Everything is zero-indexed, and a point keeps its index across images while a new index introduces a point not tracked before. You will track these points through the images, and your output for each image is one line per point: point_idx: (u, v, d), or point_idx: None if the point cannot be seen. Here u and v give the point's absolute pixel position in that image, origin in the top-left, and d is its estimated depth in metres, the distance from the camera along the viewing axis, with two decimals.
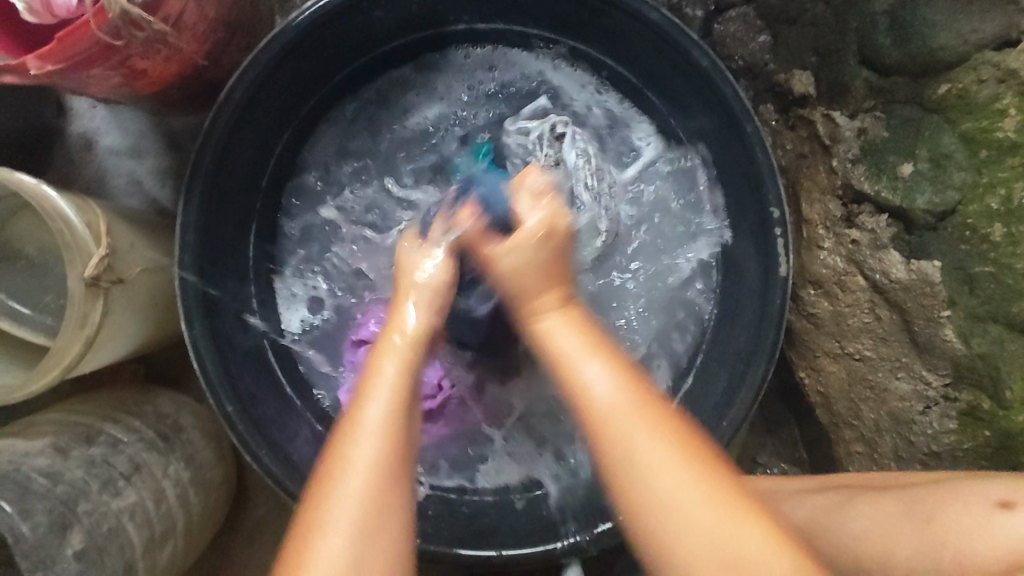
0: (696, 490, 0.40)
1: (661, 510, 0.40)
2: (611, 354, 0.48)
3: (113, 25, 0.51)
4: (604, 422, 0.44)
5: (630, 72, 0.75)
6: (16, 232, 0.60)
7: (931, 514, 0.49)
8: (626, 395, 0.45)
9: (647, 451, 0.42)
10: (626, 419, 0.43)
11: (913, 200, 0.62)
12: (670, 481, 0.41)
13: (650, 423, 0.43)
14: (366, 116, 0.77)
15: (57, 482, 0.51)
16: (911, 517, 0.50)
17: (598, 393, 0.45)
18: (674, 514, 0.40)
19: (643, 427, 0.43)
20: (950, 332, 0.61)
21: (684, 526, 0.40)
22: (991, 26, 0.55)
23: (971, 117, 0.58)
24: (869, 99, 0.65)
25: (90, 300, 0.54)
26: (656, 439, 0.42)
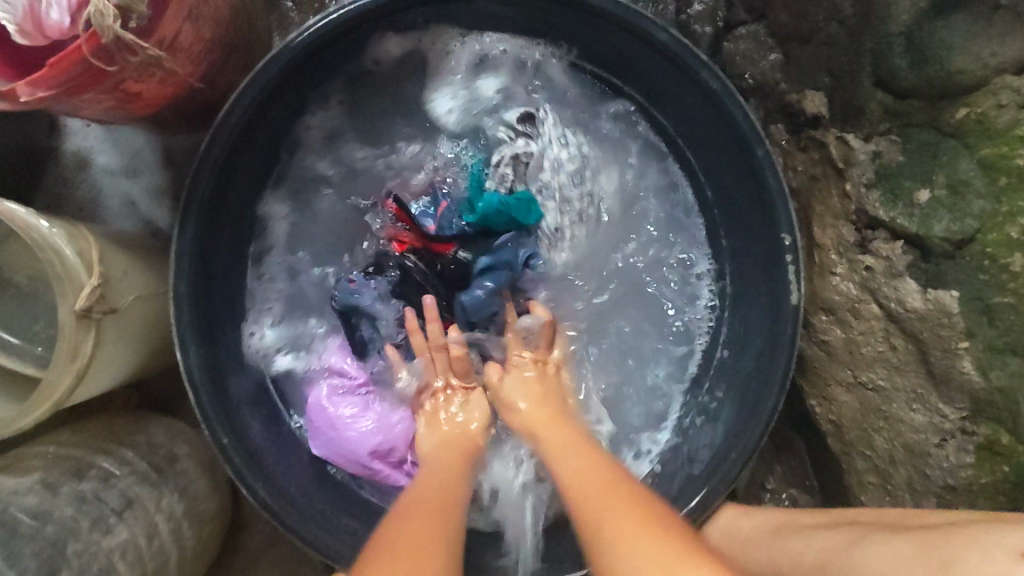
0: (634, 508, 0.44)
1: (631, 517, 0.44)
2: (565, 443, 0.56)
3: (105, 49, 0.49)
4: (578, 472, 0.51)
5: (638, 91, 0.72)
6: (5, 259, 0.58)
7: (951, 559, 0.44)
8: (598, 463, 0.52)
9: (624, 492, 0.48)
10: (610, 471, 0.51)
11: (929, 227, 0.60)
12: (626, 498, 0.46)
13: (618, 479, 0.49)
14: (354, 125, 0.73)
15: (45, 522, 0.50)
16: (927, 562, 0.45)
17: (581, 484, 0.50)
18: (635, 531, 0.42)
19: (598, 480, 0.49)
20: (968, 364, 0.59)
21: (637, 527, 0.42)
22: (1011, 49, 0.54)
23: (991, 143, 0.57)
24: (884, 123, 0.63)
25: (82, 332, 0.53)
26: (613, 484, 0.48)
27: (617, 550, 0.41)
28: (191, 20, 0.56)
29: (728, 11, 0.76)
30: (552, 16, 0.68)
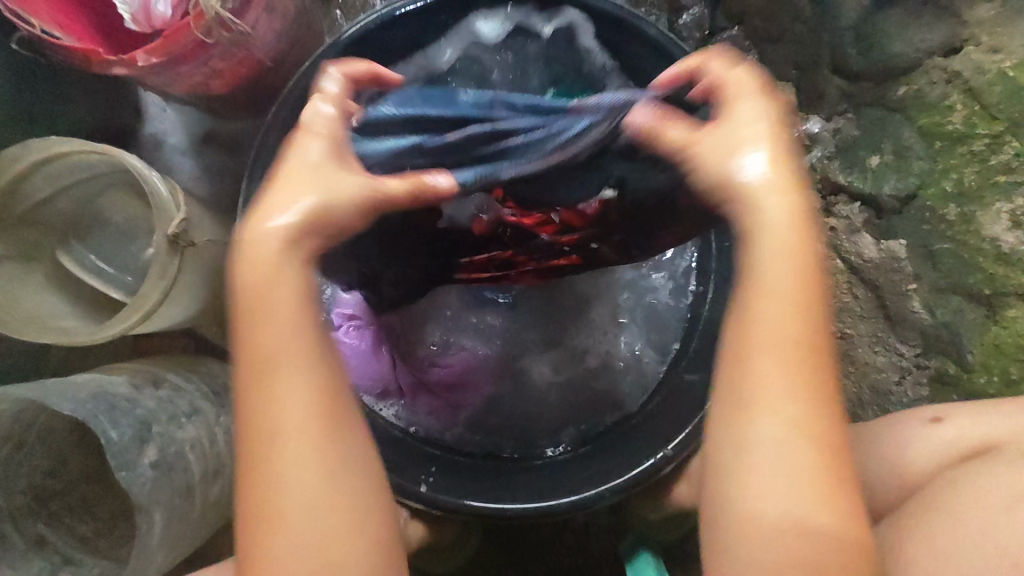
0: (806, 432, 0.44)
1: (759, 438, 0.44)
2: (767, 278, 0.45)
3: (207, 24, 0.62)
4: (754, 347, 0.45)
5: None
6: (106, 204, 0.71)
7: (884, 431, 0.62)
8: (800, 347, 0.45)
9: (764, 366, 0.44)
10: (800, 356, 0.44)
11: (881, 187, 0.70)
12: (787, 406, 0.44)
13: (780, 353, 0.44)
14: None
15: (136, 408, 0.60)
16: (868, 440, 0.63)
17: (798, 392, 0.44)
18: (778, 454, 0.44)
19: (806, 377, 0.44)
20: (917, 303, 0.69)
21: (791, 465, 0.43)
22: (937, 35, 0.65)
23: (925, 114, 0.66)
24: (843, 103, 0.74)
25: (170, 257, 0.64)
26: (801, 388, 0.44)
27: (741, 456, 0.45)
28: (265, 13, 0.69)
29: (711, 20, 0.90)
30: None
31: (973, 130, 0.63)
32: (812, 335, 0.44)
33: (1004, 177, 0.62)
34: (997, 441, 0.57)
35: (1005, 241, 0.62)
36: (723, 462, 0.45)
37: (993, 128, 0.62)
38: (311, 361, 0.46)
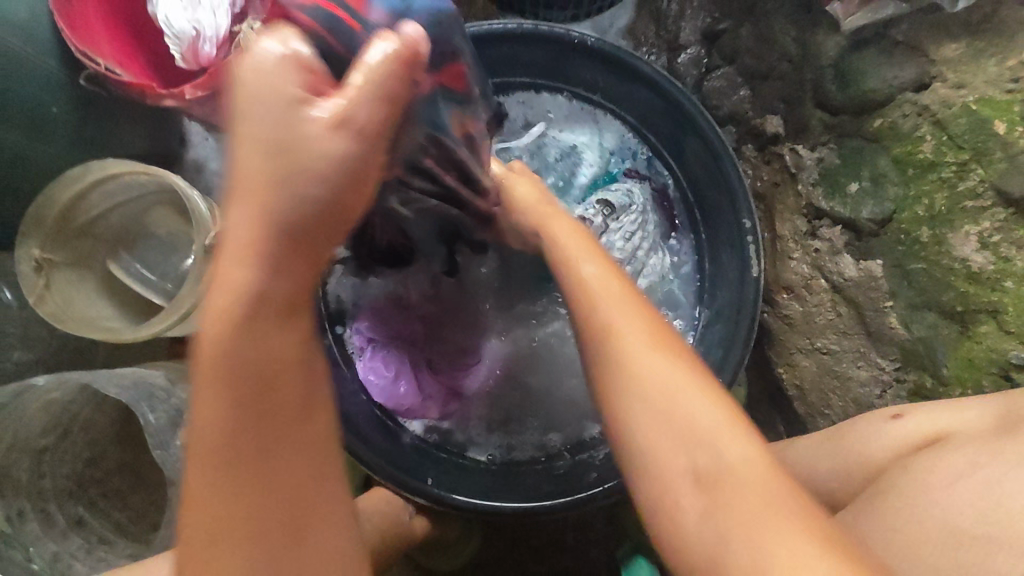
0: (691, 375, 0.51)
1: (669, 410, 0.49)
2: (667, 392, 0.49)
3: None
4: (654, 400, 0.49)
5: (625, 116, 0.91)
6: (152, 221, 0.81)
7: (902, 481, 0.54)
8: (631, 332, 0.53)
9: (657, 360, 0.51)
10: (609, 316, 0.55)
11: (859, 211, 0.75)
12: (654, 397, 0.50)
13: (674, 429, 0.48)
14: None
15: (171, 397, 0.67)
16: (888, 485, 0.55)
17: (693, 428, 0.48)
18: (695, 418, 0.48)
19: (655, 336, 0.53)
20: (894, 319, 0.73)
21: (685, 411, 0.48)
22: (908, 73, 0.70)
23: (900, 144, 0.72)
24: (825, 135, 0.80)
25: (206, 263, 0.72)
26: (715, 407, 0.49)
27: (682, 434, 0.48)
28: None
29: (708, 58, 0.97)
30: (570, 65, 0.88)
31: (941, 158, 0.68)
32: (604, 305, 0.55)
33: (970, 203, 0.66)
34: (953, 430, 0.56)
35: (974, 261, 0.66)
36: (664, 460, 0.48)
37: (960, 156, 0.67)
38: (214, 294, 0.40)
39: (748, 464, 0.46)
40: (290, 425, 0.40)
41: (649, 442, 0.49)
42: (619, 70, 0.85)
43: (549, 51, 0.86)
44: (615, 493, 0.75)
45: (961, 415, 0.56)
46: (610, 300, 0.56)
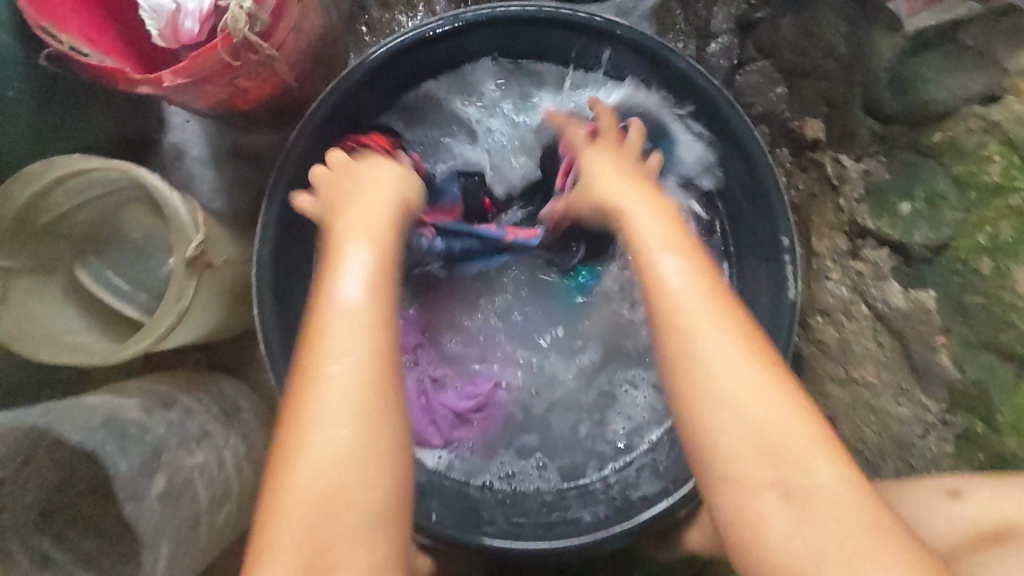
0: (768, 384, 0.48)
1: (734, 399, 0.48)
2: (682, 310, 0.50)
3: (234, 48, 0.62)
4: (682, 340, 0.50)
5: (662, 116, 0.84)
6: (125, 222, 0.72)
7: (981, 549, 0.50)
8: (712, 305, 0.51)
9: (727, 338, 0.49)
10: (681, 312, 0.50)
11: (911, 235, 0.68)
12: (734, 380, 0.48)
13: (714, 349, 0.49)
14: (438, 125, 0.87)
15: (146, 435, 0.61)
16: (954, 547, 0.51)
17: (720, 385, 0.48)
18: (762, 406, 0.48)
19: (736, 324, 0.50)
20: (946, 358, 0.66)
21: (756, 401, 0.48)
22: (977, 83, 0.62)
23: (962, 162, 0.64)
24: (874, 145, 0.72)
25: (187, 278, 0.64)
26: (738, 341, 0.49)
27: (740, 417, 0.48)
28: (294, 33, 0.70)
29: (741, 50, 0.88)
30: (595, 49, 0.80)
31: (1010, 182, 0.60)
32: (702, 293, 0.51)
33: None
34: None
35: None
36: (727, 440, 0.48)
37: None
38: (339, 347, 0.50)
39: (806, 450, 0.47)
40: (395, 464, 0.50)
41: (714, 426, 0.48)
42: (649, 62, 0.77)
43: (576, 33, 0.77)
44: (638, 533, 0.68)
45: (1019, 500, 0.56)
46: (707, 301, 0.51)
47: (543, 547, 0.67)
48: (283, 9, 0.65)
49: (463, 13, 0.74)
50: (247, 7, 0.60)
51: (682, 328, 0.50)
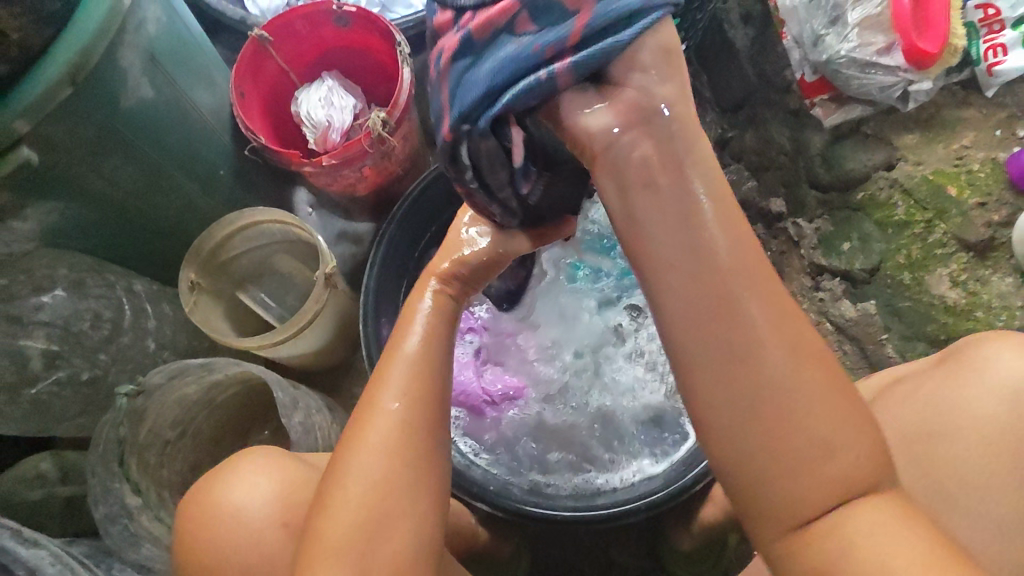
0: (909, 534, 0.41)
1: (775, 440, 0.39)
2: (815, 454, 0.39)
3: (372, 139, 0.93)
4: (816, 453, 0.39)
5: None
6: (275, 261, 0.99)
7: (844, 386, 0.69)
8: (734, 263, 0.40)
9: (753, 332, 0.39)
10: (682, 272, 0.40)
11: (852, 263, 0.91)
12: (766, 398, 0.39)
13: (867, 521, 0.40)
14: None
15: (290, 387, 0.81)
16: None
17: (858, 512, 0.40)
18: (788, 400, 0.40)
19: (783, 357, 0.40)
20: (892, 350, 0.87)
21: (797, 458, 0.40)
22: (878, 157, 0.91)
23: (879, 210, 0.90)
24: (819, 209, 0.96)
25: (321, 290, 0.89)
26: (883, 505, 0.41)
27: (786, 485, 0.40)
28: (406, 141, 1.02)
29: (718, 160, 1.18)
30: None
31: (913, 218, 0.87)
32: (738, 278, 0.40)
33: (940, 250, 0.85)
34: (904, 373, 0.65)
35: (950, 296, 0.84)
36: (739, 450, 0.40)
37: (926, 217, 0.86)
38: (401, 385, 0.54)
39: None
40: (403, 494, 0.51)
41: (735, 434, 0.40)
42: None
43: None
44: (652, 509, 0.82)
45: (1017, 357, 0.58)
46: (695, 288, 0.40)
47: (579, 513, 0.80)
48: (403, 117, 0.97)
49: None
50: (382, 117, 0.93)
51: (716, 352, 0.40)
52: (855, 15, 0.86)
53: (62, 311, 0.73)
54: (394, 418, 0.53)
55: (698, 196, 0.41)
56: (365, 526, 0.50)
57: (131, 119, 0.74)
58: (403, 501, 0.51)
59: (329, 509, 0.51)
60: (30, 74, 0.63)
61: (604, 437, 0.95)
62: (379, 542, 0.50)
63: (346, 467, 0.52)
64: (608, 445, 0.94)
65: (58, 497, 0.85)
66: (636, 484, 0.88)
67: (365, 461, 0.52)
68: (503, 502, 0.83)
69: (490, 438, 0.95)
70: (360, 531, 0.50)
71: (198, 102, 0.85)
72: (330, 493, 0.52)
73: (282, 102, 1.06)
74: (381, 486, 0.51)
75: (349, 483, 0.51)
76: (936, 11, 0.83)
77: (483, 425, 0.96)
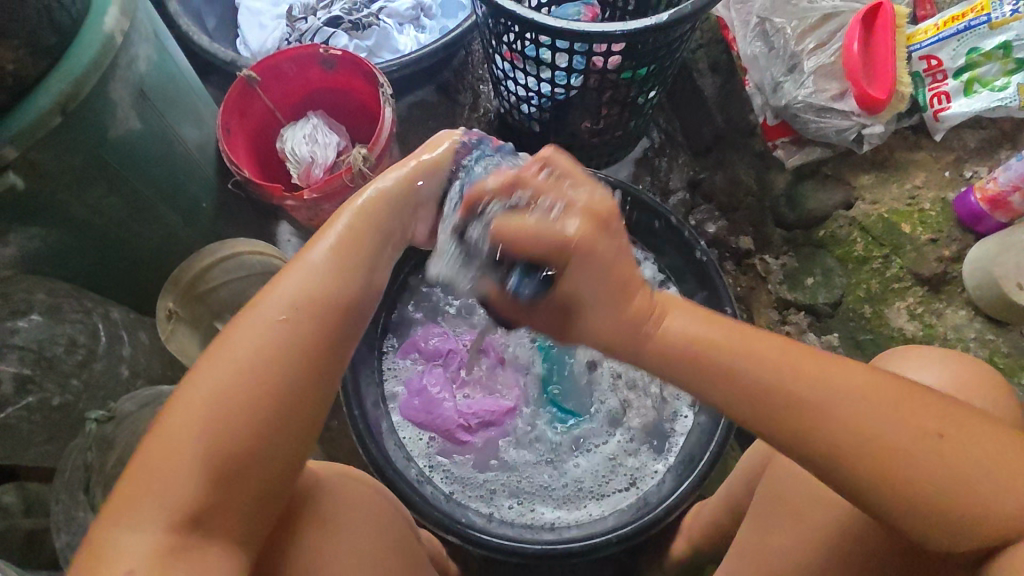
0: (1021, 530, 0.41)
1: (922, 478, 0.41)
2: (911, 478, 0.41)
3: (354, 174, 0.96)
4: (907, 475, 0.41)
5: (641, 246, 1.12)
6: (254, 291, 1.00)
7: None
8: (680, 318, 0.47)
9: (790, 370, 0.44)
10: (705, 364, 0.45)
11: (816, 297, 0.95)
12: (871, 437, 0.42)
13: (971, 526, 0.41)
14: None
15: None
16: None
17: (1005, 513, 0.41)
18: (835, 440, 0.42)
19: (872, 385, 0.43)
20: None
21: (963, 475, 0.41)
22: (837, 197, 0.96)
23: (840, 245, 0.94)
24: (785, 246, 1.01)
25: None
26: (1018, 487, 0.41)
27: (975, 511, 0.41)
28: None
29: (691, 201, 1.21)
30: None
31: (870, 255, 0.91)
32: (736, 354, 0.44)
33: (897, 285, 0.88)
34: None
35: (907, 329, 0.87)
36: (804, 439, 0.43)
37: (882, 252, 0.90)
38: (281, 301, 0.49)
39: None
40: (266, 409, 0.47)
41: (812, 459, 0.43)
42: (636, 208, 1.07)
43: None
44: (626, 541, 0.82)
45: (922, 369, 0.61)
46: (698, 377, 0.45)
47: (550, 547, 0.80)
48: (384, 154, 1.01)
49: None
50: (363, 153, 0.96)
51: (800, 403, 0.43)
52: (811, 63, 0.93)
53: (36, 334, 0.74)
54: (268, 320, 0.48)
55: (707, 333, 0.46)
56: (213, 432, 0.45)
57: (117, 149, 0.77)
58: (261, 408, 0.46)
59: (169, 413, 0.46)
60: (23, 103, 0.66)
61: (581, 468, 0.95)
62: (222, 453, 0.45)
63: (200, 371, 0.47)
64: (584, 476, 0.94)
65: (20, 529, 0.83)
66: (611, 518, 0.87)
67: (219, 365, 0.47)
68: (476, 534, 0.83)
69: (464, 468, 0.94)
70: (199, 437, 0.45)
71: (185, 137, 0.88)
72: (176, 395, 0.47)
73: (267, 138, 1.10)
74: (236, 390, 0.46)
75: (200, 384, 0.46)
76: (884, 64, 0.90)
77: (458, 450, 0.95)
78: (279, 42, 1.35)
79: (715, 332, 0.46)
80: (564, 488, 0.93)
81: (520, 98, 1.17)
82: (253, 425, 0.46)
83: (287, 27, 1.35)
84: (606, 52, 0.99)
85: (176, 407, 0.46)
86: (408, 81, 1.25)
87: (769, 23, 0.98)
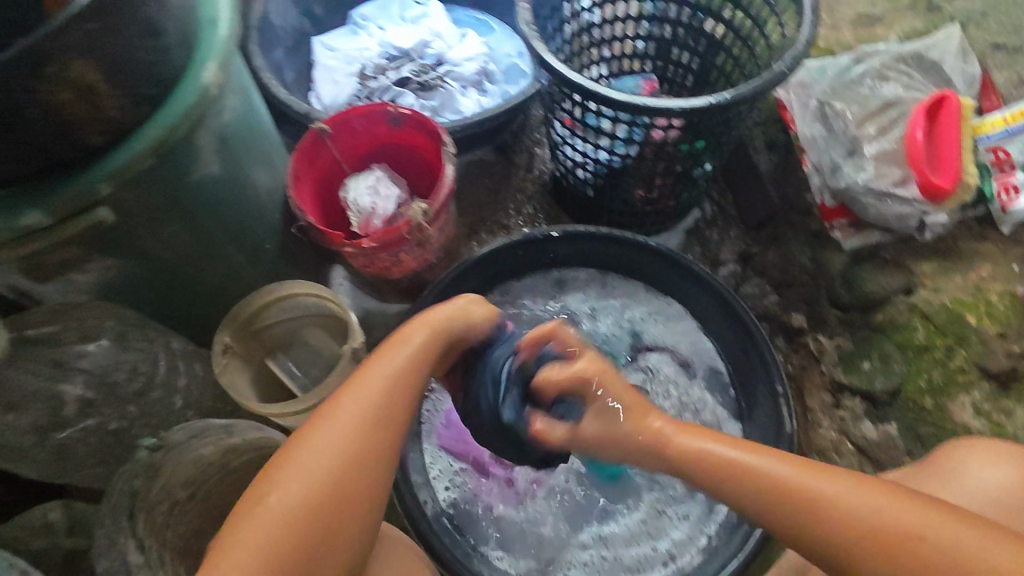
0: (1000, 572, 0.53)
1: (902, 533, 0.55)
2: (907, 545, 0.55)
3: (411, 226, 0.99)
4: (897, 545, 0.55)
5: (684, 307, 1.12)
6: (305, 328, 1.03)
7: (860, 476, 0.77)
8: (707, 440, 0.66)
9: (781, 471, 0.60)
10: (729, 474, 0.62)
11: (872, 384, 0.93)
12: (862, 520, 0.56)
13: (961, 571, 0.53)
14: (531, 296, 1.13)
15: None
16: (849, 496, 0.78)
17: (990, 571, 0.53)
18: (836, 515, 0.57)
19: (844, 477, 0.59)
20: None
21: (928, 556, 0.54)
22: (896, 281, 0.94)
23: (899, 330, 0.92)
24: (840, 328, 0.99)
25: (348, 366, 0.92)
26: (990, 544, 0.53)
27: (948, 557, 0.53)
28: (441, 231, 1.09)
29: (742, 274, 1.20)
30: (636, 265, 1.12)
31: (934, 341, 0.88)
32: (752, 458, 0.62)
33: (961, 377, 0.85)
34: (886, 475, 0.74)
35: (974, 424, 0.84)
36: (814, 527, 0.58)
37: (946, 340, 0.87)
38: (359, 401, 0.61)
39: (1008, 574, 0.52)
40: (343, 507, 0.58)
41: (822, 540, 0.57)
42: (686, 276, 1.07)
43: (617, 247, 1.10)
44: None
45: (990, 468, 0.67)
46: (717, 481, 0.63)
47: None
48: (441, 209, 1.04)
49: (561, 230, 1.07)
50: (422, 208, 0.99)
51: (791, 497, 0.59)
52: (871, 149, 0.94)
53: (102, 361, 0.76)
54: (347, 422, 0.60)
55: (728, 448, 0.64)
56: (296, 523, 0.56)
57: (198, 190, 0.81)
58: (338, 504, 0.57)
59: (263, 497, 0.57)
60: (120, 145, 0.68)
61: (618, 535, 0.91)
62: (306, 543, 0.55)
63: (288, 462, 0.58)
64: (621, 545, 0.91)
65: (61, 550, 0.85)
66: None
67: (305, 459, 0.58)
68: None
69: (495, 524, 0.92)
70: (285, 524, 0.55)
71: (257, 182, 0.93)
72: (270, 479, 0.58)
73: (332, 187, 1.15)
74: (321, 484, 0.57)
75: (288, 474, 0.58)
76: (949, 152, 0.90)
77: (489, 501, 0.93)
78: (351, 98, 1.44)
79: (731, 447, 0.64)
80: (599, 553, 0.90)
81: (576, 164, 1.20)
82: (332, 519, 0.57)
83: (359, 84, 1.44)
84: (666, 126, 1.01)
85: (272, 490, 0.57)
86: (469, 141, 1.30)
87: (828, 107, 0.99)
